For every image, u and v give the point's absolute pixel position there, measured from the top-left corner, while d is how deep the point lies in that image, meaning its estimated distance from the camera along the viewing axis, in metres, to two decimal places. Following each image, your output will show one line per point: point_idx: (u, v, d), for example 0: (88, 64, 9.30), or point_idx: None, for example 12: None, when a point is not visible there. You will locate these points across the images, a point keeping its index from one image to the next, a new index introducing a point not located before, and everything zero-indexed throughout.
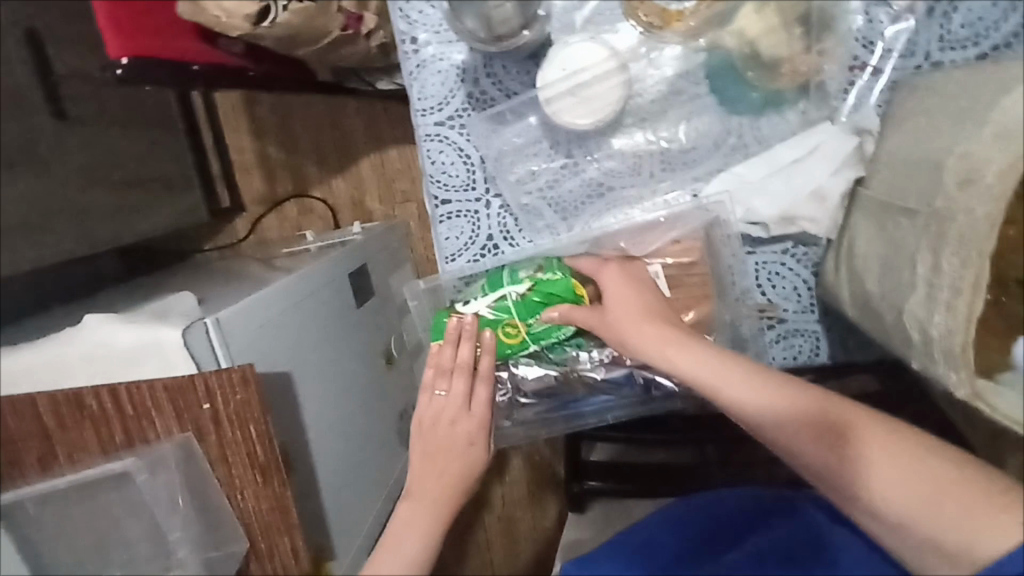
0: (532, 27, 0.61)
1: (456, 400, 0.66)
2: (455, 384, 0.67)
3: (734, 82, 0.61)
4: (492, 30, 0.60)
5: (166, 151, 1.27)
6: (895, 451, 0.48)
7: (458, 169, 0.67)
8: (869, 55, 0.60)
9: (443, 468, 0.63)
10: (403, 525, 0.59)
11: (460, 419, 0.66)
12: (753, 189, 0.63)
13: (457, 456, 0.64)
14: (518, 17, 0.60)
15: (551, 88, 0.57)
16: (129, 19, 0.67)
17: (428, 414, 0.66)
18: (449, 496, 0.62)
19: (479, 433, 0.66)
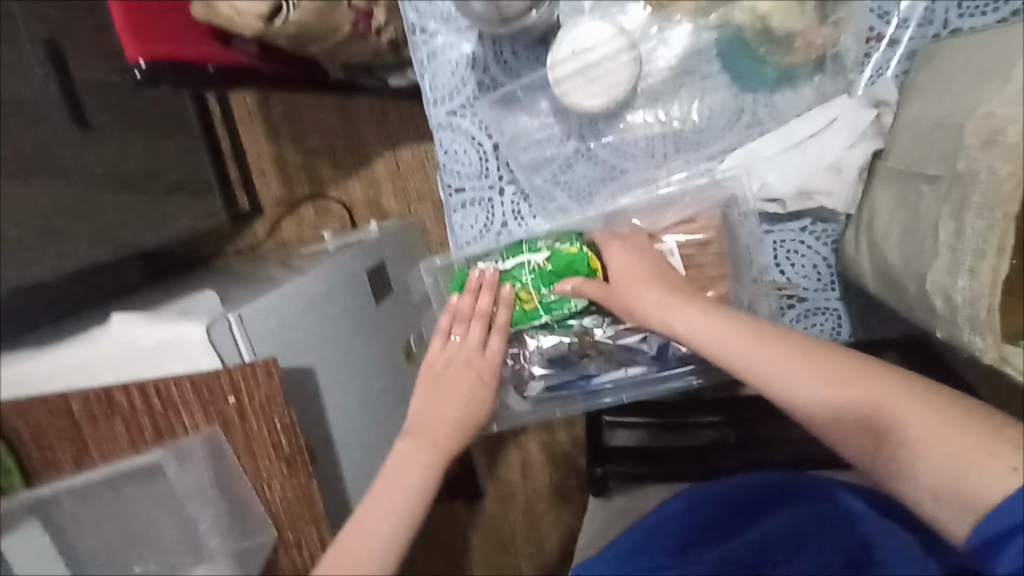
0: (539, 8, 0.60)
1: (471, 344, 0.66)
2: (471, 329, 0.66)
3: (747, 59, 0.60)
4: (500, 12, 0.59)
5: (184, 158, 1.30)
6: (891, 402, 0.48)
7: (471, 158, 0.67)
8: (885, 26, 0.59)
9: (445, 411, 0.63)
10: (400, 465, 0.59)
11: (472, 364, 0.65)
12: (767, 165, 0.62)
13: (463, 401, 0.64)
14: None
15: (561, 66, 0.57)
16: (144, 25, 0.69)
17: (441, 356, 0.66)
18: (449, 441, 0.62)
19: (488, 379, 0.65)
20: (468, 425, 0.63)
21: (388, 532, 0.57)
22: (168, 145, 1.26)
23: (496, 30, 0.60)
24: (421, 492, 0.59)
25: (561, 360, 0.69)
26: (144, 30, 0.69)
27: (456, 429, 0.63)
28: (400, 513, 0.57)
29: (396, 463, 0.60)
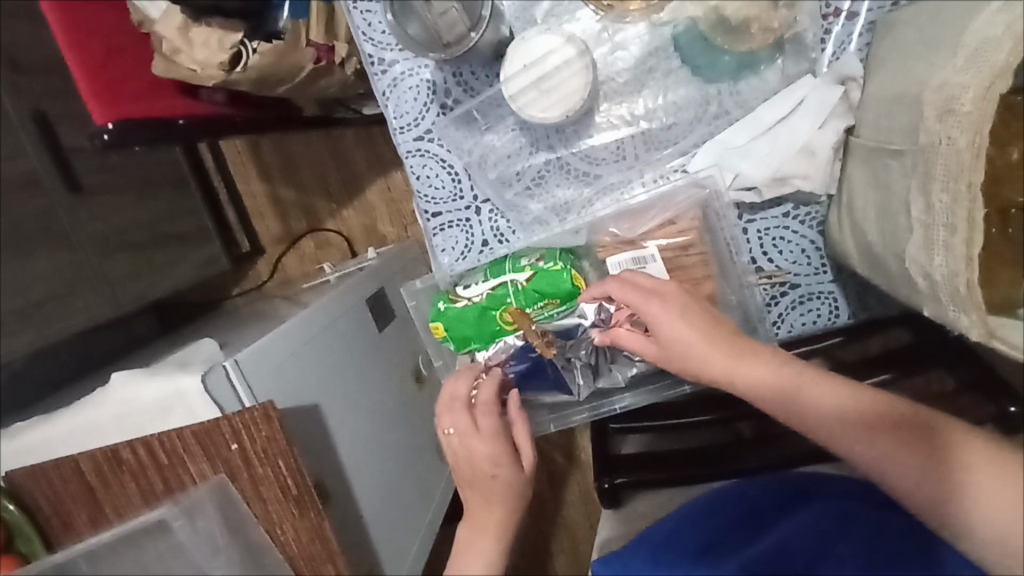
0: (479, 28, 0.59)
1: (467, 433, 0.63)
2: (458, 418, 0.64)
3: (705, 51, 0.60)
4: (440, 36, 0.60)
5: (180, 209, 1.32)
6: (858, 400, 0.51)
7: (443, 181, 0.67)
8: (840, 1, 0.58)
9: (490, 493, 0.62)
10: (462, 558, 0.60)
11: (477, 450, 0.62)
12: (741, 156, 0.61)
13: (492, 483, 0.61)
14: (464, 20, 0.59)
15: (512, 79, 0.56)
16: (112, 86, 0.69)
17: (448, 450, 0.64)
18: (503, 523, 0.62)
19: (501, 450, 0.62)
20: (509, 498, 0.62)
21: None
22: (163, 198, 1.28)
23: (436, 51, 0.60)
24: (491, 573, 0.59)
25: (527, 351, 0.69)
26: (111, 90, 0.68)
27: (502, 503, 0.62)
28: None
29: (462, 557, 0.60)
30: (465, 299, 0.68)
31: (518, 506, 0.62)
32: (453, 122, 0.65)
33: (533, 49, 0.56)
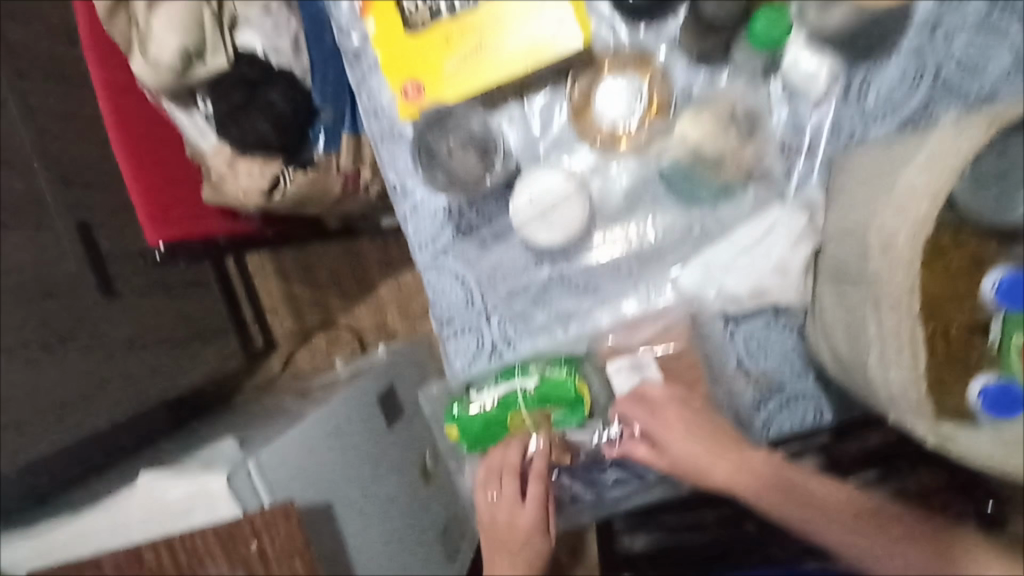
0: (492, 173, 0.70)
1: (509, 501, 0.74)
2: (504, 485, 0.74)
3: (687, 181, 0.68)
4: (458, 178, 0.71)
5: (203, 309, 1.39)
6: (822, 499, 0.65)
7: (457, 293, 0.74)
8: (800, 139, 0.68)
9: (522, 554, 0.77)
10: None
11: (518, 517, 0.75)
12: (723, 271, 0.69)
13: (525, 546, 0.76)
14: (479, 166, 0.70)
15: (520, 211, 0.66)
16: (167, 211, 0.76)
17: (490, 512, 0.76)
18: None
19: (535, 527, 0.75)
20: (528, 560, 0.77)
21: None
22: (188, 299, 1.35)
23: (456, 189, 0.72)
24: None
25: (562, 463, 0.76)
26: (167, 215, 0.75)
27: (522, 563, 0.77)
28: None
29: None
30: (478, 403, 0.73)
31: (529, 569, 0.78)
32: (467, 242, 0.73)
33: (539, 186, 0.65)
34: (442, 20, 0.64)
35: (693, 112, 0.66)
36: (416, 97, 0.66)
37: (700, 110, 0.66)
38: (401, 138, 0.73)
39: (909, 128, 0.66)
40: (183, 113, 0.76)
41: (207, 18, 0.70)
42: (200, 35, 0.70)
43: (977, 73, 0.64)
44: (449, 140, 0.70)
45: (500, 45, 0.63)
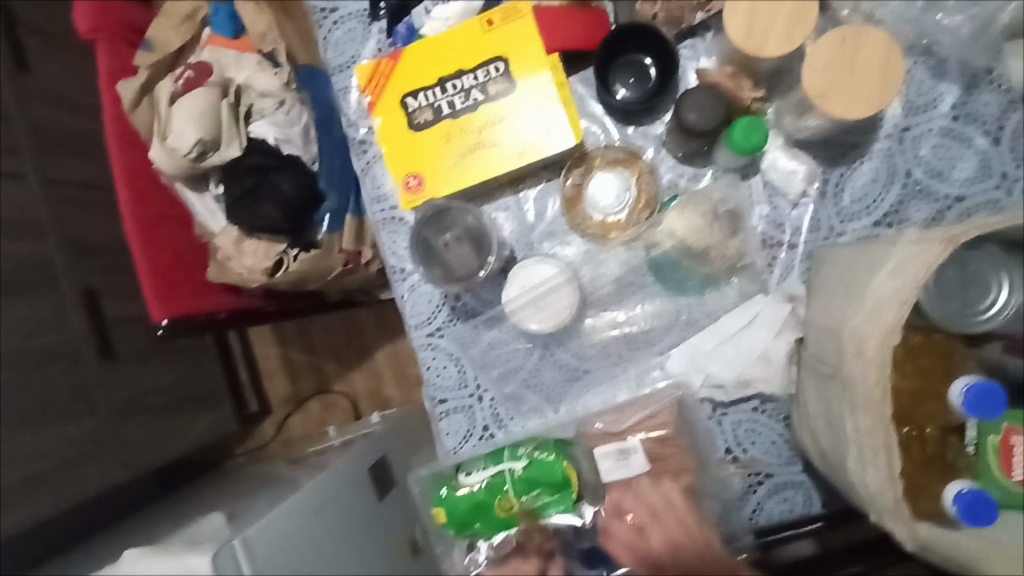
0: (486, 266, 0.71)
1: None
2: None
3: (674, 271, 0.72)
4: (454, 271, 0.71)
5: (199, 374, 1.40)
6: None
7: (450, 371, 0.76)
8: (781, 234, 0.71)
9: None
10: None
11: None
12: (708, 358, 0.70)
13: None
14: (474, 260, 0.71)
15: (512, 301, 0.68)
16: (174, 289, 0.77)
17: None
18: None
19: None
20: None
21: None
22: (186, 364, 1.36)
23: (453, 284, 0.72)
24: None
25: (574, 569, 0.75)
26: (173, 293, 0.77)
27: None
28: None
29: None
30: (466, 486, 0.73)
31: None
32: (462, 323, 0.76)
33: (529, 278, 0.68)
34: (443, 120, 0.69)
35: (677, 205, 0.71)
36: (417, 190, 0.70)
37: (685, 205, 0.70)
38: (402, 224, 0.76)
39: (883, 227, 0.69)
40: (194, 194, 0.81)
41: (224, 112, 0.75)
42: (216, 128, 0.74)
43: (944, 176, 0.68)
44: (444, 235, 0.71)
45: (496, 145, 0.69)
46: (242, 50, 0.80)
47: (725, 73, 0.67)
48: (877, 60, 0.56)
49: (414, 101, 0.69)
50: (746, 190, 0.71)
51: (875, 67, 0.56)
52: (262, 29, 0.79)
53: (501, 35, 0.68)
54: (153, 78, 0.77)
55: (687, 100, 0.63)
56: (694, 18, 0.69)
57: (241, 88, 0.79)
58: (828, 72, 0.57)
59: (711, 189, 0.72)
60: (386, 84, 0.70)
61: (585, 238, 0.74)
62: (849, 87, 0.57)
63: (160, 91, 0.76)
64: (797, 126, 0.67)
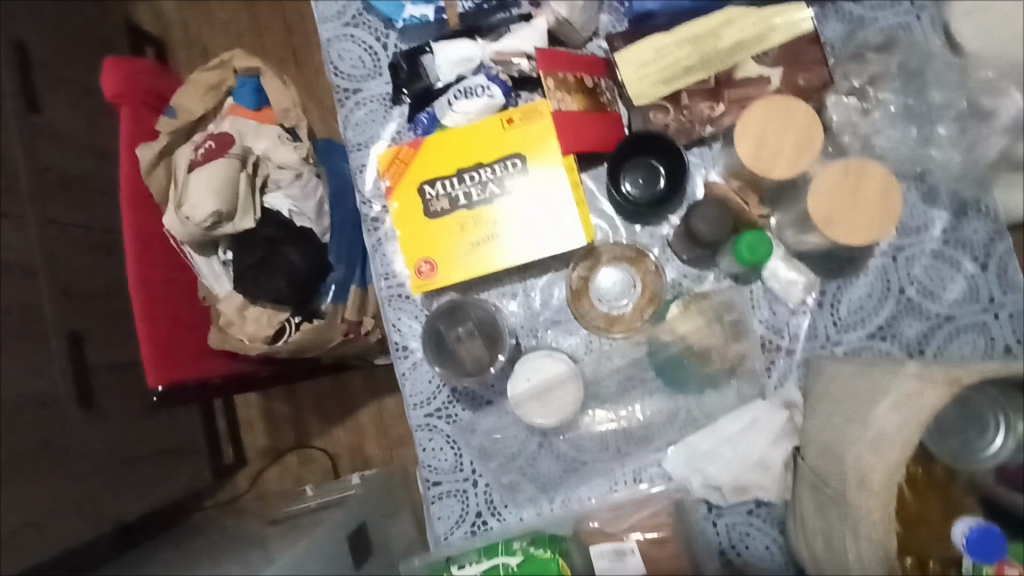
0: (495, 363, 0.72)
1: None
2: None
3: (676, 369, 0.73)
4: (465, 364, 0.72)
5: (177, 423, 1.36)
6: None
7: (447, 454, 0.76)
8: (781, 339, 0.73)
9: None
10: None
11: None
12: (705, 460, 0.72)
13: None
14: (485, 354, 0.72)
15: (522, 398, 0.68)
16: (171, 354, 0.76)
17: None
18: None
19: None
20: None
21: None
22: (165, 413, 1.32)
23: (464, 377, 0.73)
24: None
25: None
26: (170, 359, 0.75)
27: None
28: None
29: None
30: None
31: None
32: (462, 406, 0.76)
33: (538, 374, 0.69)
34: (458, 210, 0.71)
35: (679, 304, 0.74)
36: (429, 275, 0.71)
37: (689, 304, 0.74)
38: (410, 302, 0.77)
39: (878, 340, 0.72)
40: (202, 259, 0.81)
41: (243, 182, 0.76)
42: (233, 200, 0.75)
43: (935, 296, 0.71)
44: (457, 328, 0.73)
45: (506, 239, 0.71)
46: (262, 121, 0.81)
47: (731, 185, 0.70)
48: (876, 194, 0.60)
49: (431, 189, 0.71)
50: (746, 296, 0.74)
51: (876, 202, 0.60)
52: (286, 105, 0.80)
53: (520, 132, 0.71)
54: (172, 144, 0.78)
55: (696, 213, 0.66)
56: (703, 131, 0.71)
57: (258, 159, 0.79)
58: (832, 203, 0.60)
59: (713, 293, 0.74)
60: (405, 170, 0.72)
61: (589, 330, 0.75)
62: (850, 217, 0.60)
63: (179, 157, 0.78)
64: (798, 239, 0.70)
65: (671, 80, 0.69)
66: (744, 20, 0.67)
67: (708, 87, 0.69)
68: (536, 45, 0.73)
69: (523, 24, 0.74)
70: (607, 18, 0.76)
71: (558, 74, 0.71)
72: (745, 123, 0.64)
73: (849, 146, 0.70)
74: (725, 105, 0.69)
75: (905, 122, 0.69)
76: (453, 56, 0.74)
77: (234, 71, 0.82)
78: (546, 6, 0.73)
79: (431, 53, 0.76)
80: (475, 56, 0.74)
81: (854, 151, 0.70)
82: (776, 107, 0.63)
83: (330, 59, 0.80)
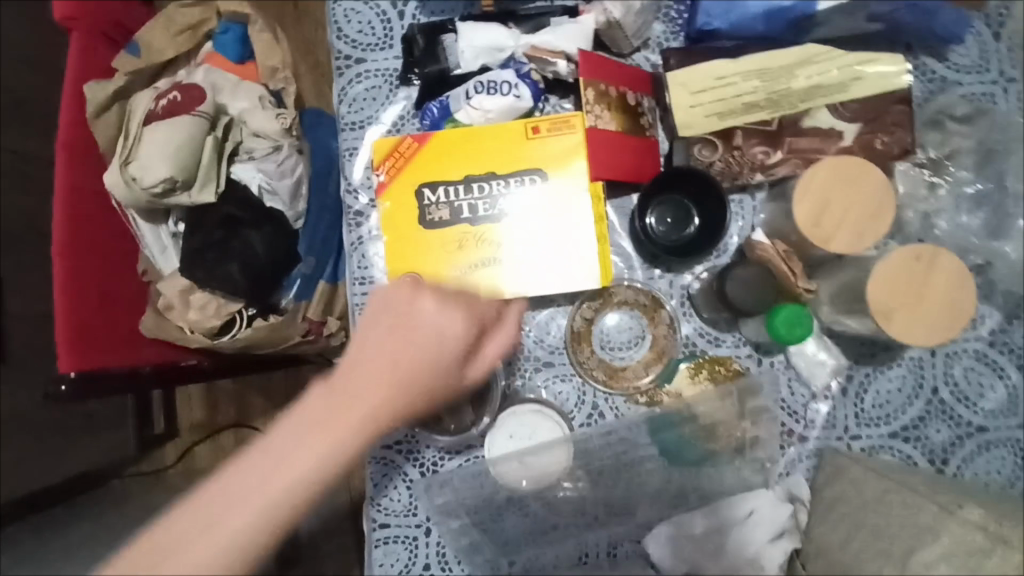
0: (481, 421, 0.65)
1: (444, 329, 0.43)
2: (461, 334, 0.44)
3: (679, 442, 0.62)
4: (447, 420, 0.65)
5: None
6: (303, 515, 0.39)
7: (400, 494, 0.65)
8: (795, 424, 0.65)
9: (360, 402, 0.39)
10: (248, 481, 0.37)
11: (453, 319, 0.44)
12: (695, 547, 0.63)
13: (430, 355, 0.42)
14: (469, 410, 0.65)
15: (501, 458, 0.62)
16: (89, 336, 0.64)
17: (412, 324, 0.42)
18: (272, 519, 0.37)
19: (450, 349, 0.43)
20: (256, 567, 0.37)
21: (257, 517, 0.37)
22: None
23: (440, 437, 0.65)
24: (284, 498, 0.37)
25: None
26: (86, 342, 0.63)
27: (240, 564, 0.37)
28: (275, 486, 0.37)
29: (242, 483, 0.37)
30: None
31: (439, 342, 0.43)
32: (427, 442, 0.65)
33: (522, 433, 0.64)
34: (459, 224, 0.61)
35: (689, 365, 0.65)
36: None
37: (701, 369, 0.65)
38: None
39: (899, 441, 0.64)
40: (148, 226, 0.69)
41: (208, 147, 0.64)
42: (193, 166, 0.63)
43: (970, 402, 0.64)
44: None
45: (504, 269, 0.61)
46: (245, 79, 0.69)
47: (777, 247, 0.59)
48: (945, 293, 0.52)
49: (432, 194, 0.61)
50: (766, 365, 0.66)
51: (942, 302, 0.52)
52: (275, 63, 0.68)
53: (547, 146, 0.61)
54: (130, 87, 0.66)
55: (733, 276, 0.57)
56: (751, 178, 0.61)
57: (232, 121, 0.67)
58: (890, 293, 0.52)
59: (730, 360, 0.65)
60: (403, 167, 0.61)
61: (588, 380, 0.66)
62: (912, 311, 0.52)
63: (135, 105, 0.65)
64: (835, 319, 0.62)
65: (725, 114, 0.60)
66: (825, 61, 0.58)
67: (769, 130, 0.60)
68: (577, 48, 0.62)
69: (564, 19, 0.63)
70: (661, 28, 0.65)
71: (600, 85, 0.61)
72: (807, 182, 0.55)
73: (909, 222, 0.63)
74: (784, 154, 0.60)
75: (969, 206, 0.62)
76: (478, 42, 0.63)
77: (217, 13, 0.69)
78: (598, 3, 0.62)
79: (454, 32, 0.65)
80: (506, 46, 0.63)
81: (913, 229, 0.63)
82: (845, 170, 0.55)
83: (334, 18, 0.67)
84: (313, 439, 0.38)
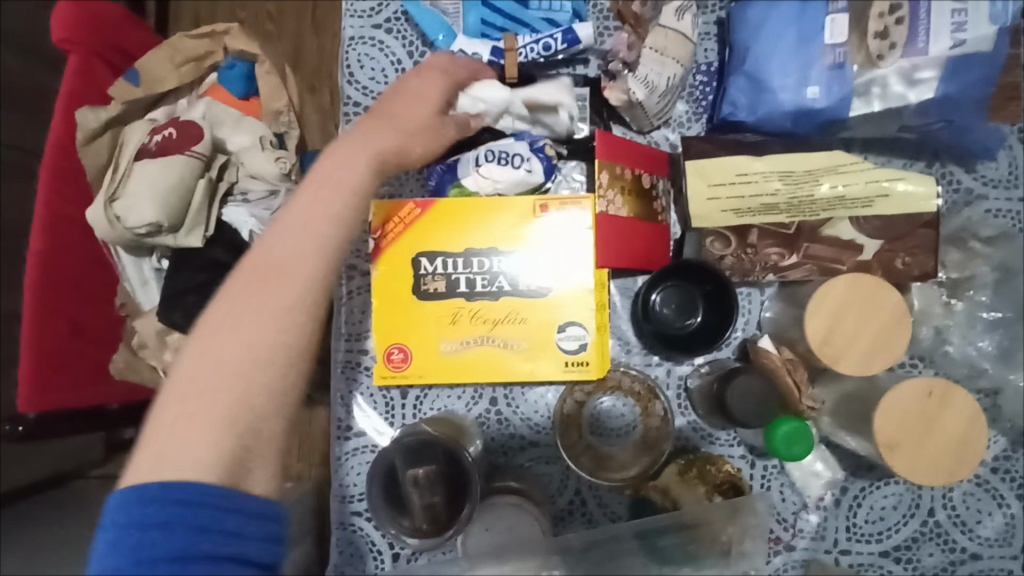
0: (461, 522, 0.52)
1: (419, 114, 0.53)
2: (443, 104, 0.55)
3: (672, 549, 0.57)
4: (432, 521, 0.53)
5: None
6: (250, 383, 0.41)
7: (366, 564, 0.60)
8: (783, 531, 0.62)
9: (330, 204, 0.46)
10: (242, 310, 0.42)
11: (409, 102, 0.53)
12: None
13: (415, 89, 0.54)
14: (447, 512, 0.53)
15: (475, 556, 0.57)
16: (53, 373, 0.60)
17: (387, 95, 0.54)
18: (303, 298, 0.43)
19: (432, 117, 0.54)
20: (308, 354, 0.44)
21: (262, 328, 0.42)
22: None
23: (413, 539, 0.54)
24: (310, 279, 0.44)
25: None
26: (51, 380, 0.59)
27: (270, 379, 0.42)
28: (267, 308, 0.42)
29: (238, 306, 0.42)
30: None
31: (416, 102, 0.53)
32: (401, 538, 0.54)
33: (504, 531, 0.57)
34: (454, 297, 0.58)
35: (680, 461, 0.62)
36: (398, 365, 0.59)
37: (693, 466, 0.61)
38: (368, 378, 0.61)
39: (890, 560, 0.61)
40: (129, 257, 0.65)
41: (200, 190, 0.61)
42: (183, 209, 0.60)
43: (967, 528, 0.61)
44: (416, 467, 0.53)
45: (539, 305, 0.58)
46: (248, 116, 0.66)
47: (782, 356, 0.57)
48: (958, 433, 0.51)
49: (429, 264, 0.58)
50: (758, 468, 0.62)
51: (954, 442, 0.51)
52: (280, 106, 0.65)
53: (554, 227, 0.58)
54: (126, 115, 0.64)
55: (736, 385, 0.54)
56: (762, 277, 0.58)
57: (228, 160, 0.64)
58: (901, 426, 0.51)
59: (723, 461, 0.62)
60: (403, 232, 0.58)
61: (573, 465, 0.59)
62: (922, 450, 0.51)
63: (129, 136, 0.62)
64: (834, 432, 0.58)
65: (742, 211, 0.58)
66: (854, 173, 0.57)
67: (786, 233, 0.58)
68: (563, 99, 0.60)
69: (586, 91, 0.62)
70: (684, 108, 0.63)
71: (616, 167, 0.58)
72: (823, 297, 0.53)
73: (921, 337, 0.60)
74: (799, 258, 0.58)
75: (989, 328, 0.60)
76: (472, 100, 0.57)
77: (225, 48, 0.67)
78: (622, 80, 0.60)
79: None
80: (504, 95, 0.57)
81: (925, 344, 0.60)
82: (864, 289, 0.53)
83: (346, 62, 0.64)
84: (307, 246, 0.44)
